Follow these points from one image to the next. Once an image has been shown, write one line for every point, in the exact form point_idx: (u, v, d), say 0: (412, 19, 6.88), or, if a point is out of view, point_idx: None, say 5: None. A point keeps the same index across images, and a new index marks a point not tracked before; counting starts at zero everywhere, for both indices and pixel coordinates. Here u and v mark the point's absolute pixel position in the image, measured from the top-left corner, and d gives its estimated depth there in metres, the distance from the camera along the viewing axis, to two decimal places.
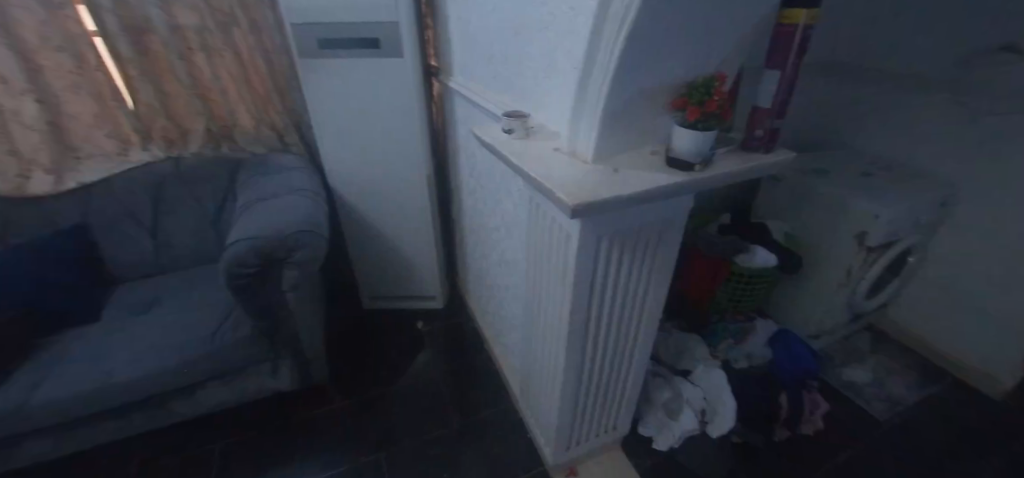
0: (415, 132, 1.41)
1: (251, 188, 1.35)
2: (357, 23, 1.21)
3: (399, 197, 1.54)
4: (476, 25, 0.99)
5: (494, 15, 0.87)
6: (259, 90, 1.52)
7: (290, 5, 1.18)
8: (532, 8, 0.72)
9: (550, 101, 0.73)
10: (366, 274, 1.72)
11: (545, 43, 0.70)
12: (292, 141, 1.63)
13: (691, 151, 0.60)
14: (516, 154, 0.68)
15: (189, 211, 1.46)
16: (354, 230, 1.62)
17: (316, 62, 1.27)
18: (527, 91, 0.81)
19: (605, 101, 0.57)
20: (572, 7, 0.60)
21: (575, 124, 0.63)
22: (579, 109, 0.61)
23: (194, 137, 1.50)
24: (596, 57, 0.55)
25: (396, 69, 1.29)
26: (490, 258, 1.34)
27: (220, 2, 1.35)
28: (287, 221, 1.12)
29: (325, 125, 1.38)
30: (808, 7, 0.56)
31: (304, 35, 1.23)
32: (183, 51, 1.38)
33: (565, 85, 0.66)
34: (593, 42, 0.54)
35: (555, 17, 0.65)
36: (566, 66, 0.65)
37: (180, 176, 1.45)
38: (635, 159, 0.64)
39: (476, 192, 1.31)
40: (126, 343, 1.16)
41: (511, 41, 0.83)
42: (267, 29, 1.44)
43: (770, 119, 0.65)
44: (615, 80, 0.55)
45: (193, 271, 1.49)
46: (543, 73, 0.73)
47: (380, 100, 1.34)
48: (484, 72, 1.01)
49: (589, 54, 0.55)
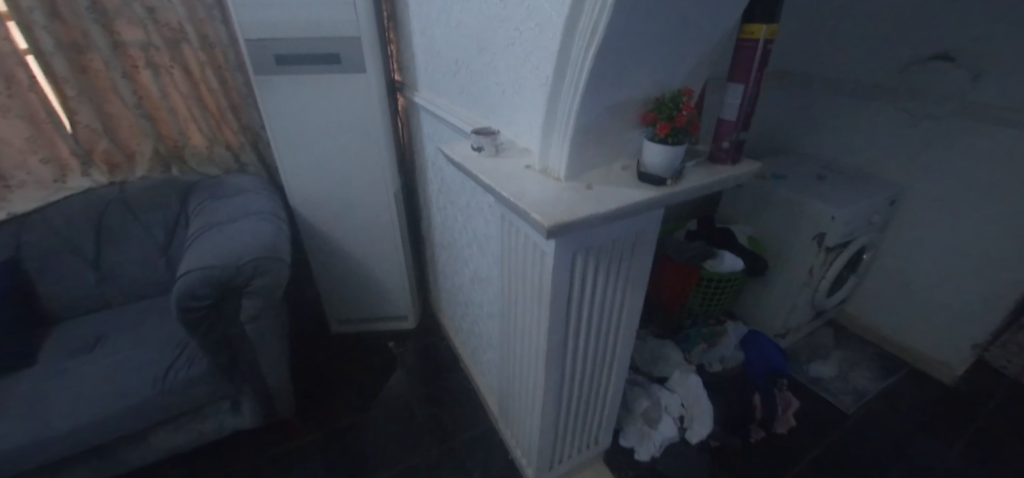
0: (381, 148, 1.37)
1: (204, 213, 1.27)
2: (318, 38, 1.17)
3: (367, 215, 1.49)
4: (439, 39, 0.97)
5: (458, 30, 0.86)
6: (212, 108, 1.44)
7: (243, 21, 1.13)
8: (496, 25, 0.71)
9: (519, 118, 0.72)
10: (333, 297, 1.65)
11: (512, 59, 0.69)
12: (248, 161, 1.55)
13: (662, 165, 0.60)
14: (487, 172, 0.66)
15: (136, 239, 1.35)
16: (319, 251, 1.55)
17: (273, 77, 1.22)
18: (495, 107, 0.80)
19: (576, 118, 0.57)
20: (538, 25, 0.59)
21: (546, 141, 0.62)
22: (549, 125, 0.61)
23: (141, 160, 1.41)
24: (565, 73, 0.54)
25: (359, 85, 1.26)
26: (462, 274, 1.30)
27: (167, 17, 1.29)
28: (245, 247, 1.05)
29: (284, 142, 1.32)
30: (768, 23, 0.58)
31: (262, 51, 1.17)
32: (128, 69, 1.31)
33: (534, 101, 0.66)
34: (562, 59, 0.53)
35: (521, 33, 0.64)
36: (534, 83, 0.64)
37: (127, 202, 1.35)
38: (609, 174, 0.64)
39: (446, 208, 1.28)
40: (65, 388, 1.05)
41: (477, 56, 0.82)
42: (220, 46, 1.36)
43: (736, 130, 0.66)
44: (585, 96, 0.54)
45: (142, 303, 1.38)
46: (511, 89, 0.72)
47: (344, 117, 1.30)
48: (450, 87, 0.99)
49: (558, 70, 0.54)
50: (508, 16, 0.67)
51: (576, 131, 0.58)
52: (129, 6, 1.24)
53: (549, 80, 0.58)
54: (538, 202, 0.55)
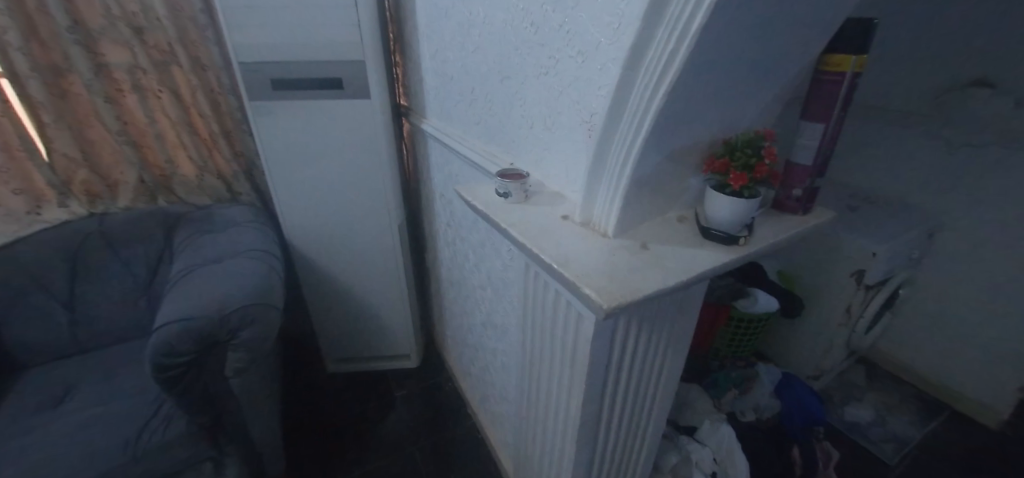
0: (384, 178, 1.27)
1: (189, 250, 1.15)
2: (317, 61, 1.08)
3: (368, 248, 1.39)
4: (453, 64, 0.88)
5: (476, 57, 0.77)
6: (203, 133, 1.34)
7: (236, 43, 1.04)
8: (526, 53, 0.62)
9: (553, 159, 0.62)
10: (330, 334, 1.53)
11: (546, 91, 0.59)
12: (241, 190, 1.43)
13: (732, 222, 0.50)
14: (516, 224, 0.55)
15: (114, 277, 1.23)
16: (316, 286, 1.43)
17: (268, 103, 1.12)
18: (520, 144, 0.70)
19: (633, 166, 0.46)
20: (582, 53, 0.50)
21: (591, 191, 0.52)
22: (595, 173, 0.50)
23: (124, 190, 1.30)
24: (622, 114, 0.44)
25: (361, 111, 1.16)
26: (472, 315, 1.19)
27: (156, 39, 1.20)
28: (231, 293, 0.94)
29: (279, 171, 1.22)
30: (858, 53, 0.49)
31: (256, 76, 1.08)
32: (111, 92, 1.21)
33: (575, 142, 0.56)
34: (619, 97, 0.43)
35: (560, 63, 0.55)
36: (576, 122, 0.54)
37: (105, 236, 1.23)
38: (665, 229, 0.54)
39: (455, 244, 1.17)
40: (19, 453, 0.91)
41: (498, 86, 0.72)
42: (213, 68, 1.27)
43: (810, 177, 0.56)
44: (646, 142, 0.44)
45: (120, 348, 1.25)
46: (542, 125, 0.62)
47: (345, 145, 1.20)
48: (464, 117, 0.90)
49: (612, 110, 0.44)
50: (541, 42, 0.57)
51: (632, 181, 0.48)
52: (115, 26, 1.15)
53: (598, 121, 0.48)
54: (587, 271, 0.44)
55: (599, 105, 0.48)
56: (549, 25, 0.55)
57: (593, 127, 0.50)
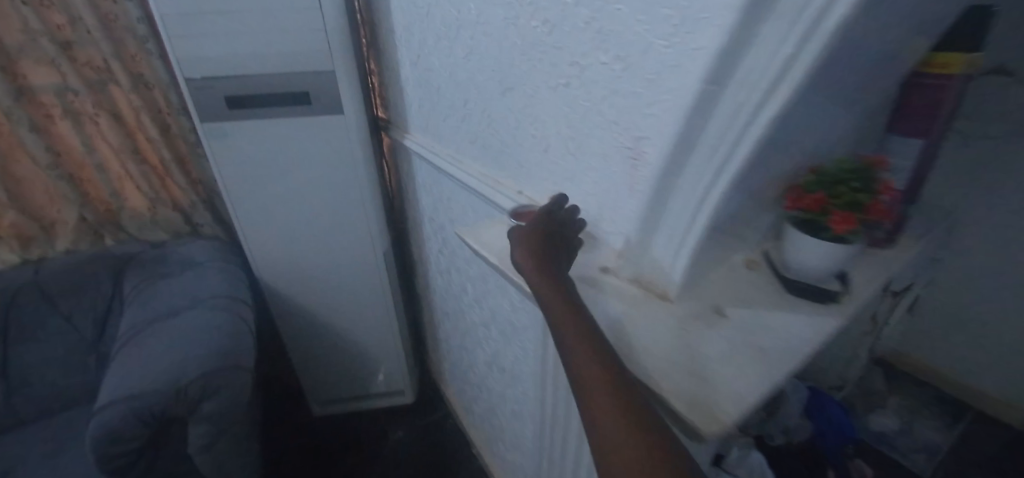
0: (366, 203, 1.13)
1: (141, 300, 0.99)
2: (279, 74, 0.92)
3: (352, 280, 1.25)
4: (439, 73, 0.75)
5: (470, 64, 0.64)
6: (153, 161, 1.17)
7: (181, 56, 0.87)
8: (535, 60, 0.49)
9: (579, 192, 0.50)
10: (314, 376, 1.39)
11: (568, 108, 0.47)
12: (201, 221, 1.25)
13: (820, 269, 0.40)
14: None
15: (55, 334, 1.04)
16: (295, 325, 1.29)
17: (225, 125, 0.96)
18: (532, 171, 0.58)
19: (708, 216, 0.34)
20: (624, 60, 0.38)
21: (644, 242, 0.40)
22: (650, 222, 0.38)
23: (62, 230, 1.14)
24: (696, 149, 0.33)
25: (334, 130, 1.01)
26: (473, 354, 1.06)
27: (87, 54, 1.02)
28: (189, 357, 0.79)
29: (244, 203, 1.07)
30: (970, 51, 0.39)
31: (206, 94, 0.92)
32: (38, 119, 1.04)
33: (613, 174, 0.43)
34: (693, 125, 0.31)
35: (590, 73, 0.42)
36: (616, 150, 0.42)
37: (42, 286, 1.04)
38: (735, 283, 0.43)
39: (449, 276, 1.04)
40: None
41: (501, 100, 0.59)
42: (159, 85, 1.08)
43: (901, 202, 0.46)
44: (730, 185, 0.32)
45: (65, 416, 1.05)
46: (562, 150, 0.50)
47: (319, 167, 1.06)
48: (456, 135, 0.76)
49: (680, 142, 0.32)
50: (561, 47, 0.45)
51: (705, 233, 0.36)
52: (37, 42, 0.97)
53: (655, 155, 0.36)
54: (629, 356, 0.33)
55: (655, 131, 0.36)
56: (572, 24, 0.42)
57: (646, 160, 0.38)
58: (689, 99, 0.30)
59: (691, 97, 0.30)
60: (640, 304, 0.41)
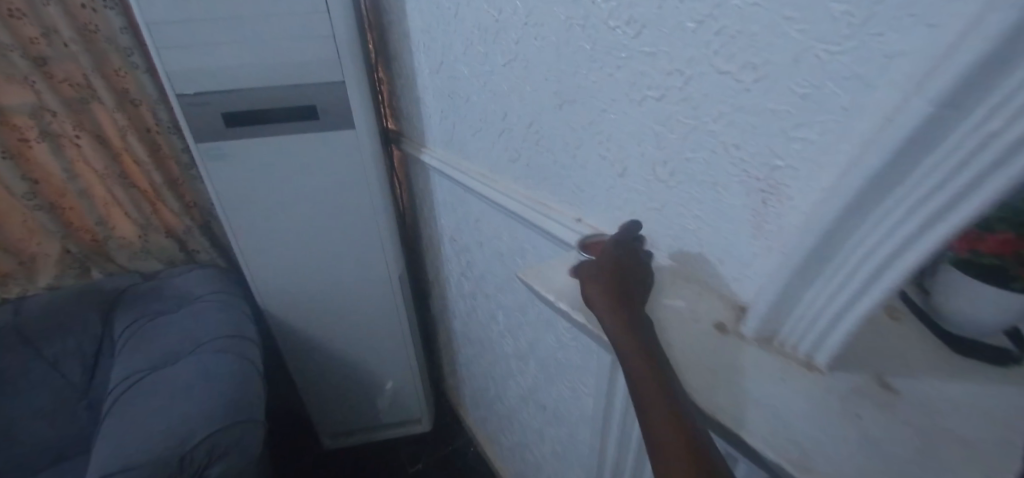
0: (380, 227, 1.02)
1: (134, 343, 0.90)
2: (282, 87, 0.82)
3: (366, 309, 1.14)
4: (467, 81, 0.65)
5: (512, 73, 0.55)
6: (143, 184, 1.07)
7: (170, 69, 0.77)
8: (614, 69, 0.41)
9: (672, 225, 0.42)
10: (324, 408, 1.29)
11: (662, 126, 0.38)
12: (198, 247, 1.16)
13: (1001, 323, 0.32)
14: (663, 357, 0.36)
15: (38, 382, 0.93)
16: (304, 357, 1.19)
17: (221, 145, 0.86)
18: (599, 197, 0.49)
19: (903, 273, 0.26)
20: (759, 74, 0.31)
21: (788, 299, 0.33)
22: (805, 272, 0.31)
23: (44, 265, 1.04)
24: (898, 190, 0.24)
25: (342, 149, 0.91)
26: (504, 388, 0.97)
27: (66, 69, 0.92)
28: (191, 418, 0.73)
29: (246, 231, 0.97)
30: None
31: (200, 112, 0.81)
32: (12, 144, 0.94)
33: (736, 207, 0.35)
34: (900, 162, 0.23)
35: (706, 85, 0.34)
36: (746, 177, 0.34)
37: (22, 330, 0.94)
38: (884, 342, 0.35)
39: (474, 303, 0.95)
40: None
41: (555, 115, 0.50)
42: (147, 101, 0.99)
43: None
44: (952, 236, 0.23)
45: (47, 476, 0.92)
46: (650, 177, 0.41)
47: (324, 189, 0.94)
48: (488, 152, 0.67)
49: (878, 182, 0.25)
50: (658, 53, 0.36)
51: (894, 293, 0.27)
52: (8, 58, 0.87)
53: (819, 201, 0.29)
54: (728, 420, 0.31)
55: (825, 160, 0.29)
56: (680, 26, 0.34)
57: (805, 193, 0.31)
58: (903, 132, 0.22)
59: (905, 130, 0.22)
60: (785, 374, 0.33)
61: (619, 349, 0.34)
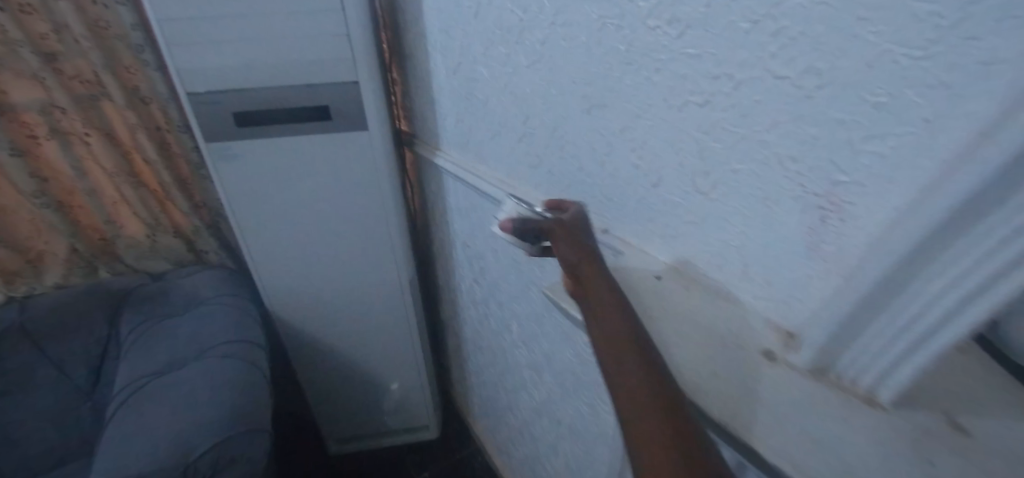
0: (391, 231, 1.00)
1: (142, 348, 0.89)
2: (294, 88, 0.80)
3: (375, 314, 1.12)
4: (486, 84, 0.63)
5: (536, 75, 0.52)
6: (152, 183, 1.06)
7: (180, 67, 0.75)
8: (652, 73, 0.38)
9: (712, 241, 0.39)
10: (331, 414, 1.27)
11: (705, 135, 0.35)
12: (207, 248, 1.14)
13: None
14: (704, 388, 0.33)
15: (42, 384, 0.91)
16: (312, 361, 1.17)
17: (232, 145, 0.84)
18: (630, 207, 0.46)
19: (991, 312, 0.23)
20: (822, 80, 0.28)
21: (849, 330, 0.30)
22: (876, 301, 0.28)
23: (51, 263, 1.03)
24: (984, 223, 0.21)
25: (353, 152, 0.89)
26: (516, 399, 0.94)
27: (75, 66, 0.90)
28: (195, 426, 0.74)
29: (254, 233, 0.95)
30: None
31: (210, 111, 0.80)
32: (20, 140, 0.93)
33: (789, 225, 0.32)
34: (986, 196, 0.20)
35: (760, 91, 0.31)
36: (804, 192, 0.31)
37: (27, 330, 0.92)
38: (955, 377, 0.31)
39: (486, 310, 0.92)
40: None
41: (583, 120, 0.48)
42: (157, 100, 0.97)
43: None
44: None
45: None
46: (689, 188, 0.39)
47: (335, 192, 0.92)
48: (507, 157, 0.64)
49: (961, 213, 0.21)
50: (704, 55, 0.33)
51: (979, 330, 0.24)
52: (18, 54, 0.85)
53: (893, 222, 0.26)
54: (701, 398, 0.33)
55: (901, 177, 0.26)
56: (732, 26, 0.31)
57: (876, 212, 0.27)
58: (986, 169, 0.19)
59: (990, 165, 0.19)
60: (845, 413, 0.30)
61: (605, 327, 0.35)
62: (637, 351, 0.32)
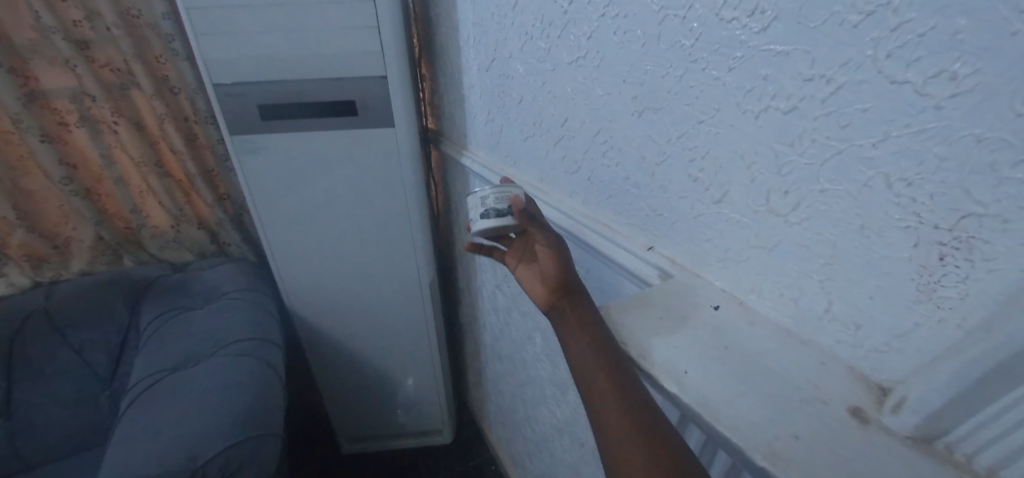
0: (414, 232, 0.97)
1: (158, 341, 0.89)
2: (319, 81, 0.77)
3: (393, 315, 1.09)
4: (521, 81, 0.58)
5: (580, 73, 0.47)
6: (178, 174, 1.06)
7: (206, 57, 0.73)
8: (723, 73, 0.33)
9: (786, 271, 0.34)
10: (344, 413, 1.26)
11: (788, 148, 0.30)
12: (229, 240, 1.14)
13: None
14: (783, 454, 0.27)
15: (63, 371, 0.92)
16: (327, 360, 1.15)
17: (256, 138, 0.82)
18: (682, 223, 0.41)
19: None
20: (957, 87, 0.22)
21: (974, 397, 0.24)
22: (1015, 368, 0.22)
23: (77, 251, 1.04)
24: None
25: (378, 149, 0.85)
26: (535, 414, 0.90)
27: (107, 54, 0.90)
28: (204, 427, 0.72)
29: (276, 229, 0.93)
30: None
31: (234, 103, 0.77)
32: (51, 127, 0.93)
33: (894, 260, 0.27)
34: None
35: (867, 99, 0.25)
36: (919, 223, 0.25)
37: (50, 317, 0.93)
38: None
39: (508, 319, 0.88)
40: None
41: (632, 124, 0.43)
42: (186, 90, 0.96)
43: None
44: None
45: (67, 465, 0.92)
46: (762, 207, 0.33)
47: (358, 189, 0.90)
48: (541, 160, 0.59)
49: None
50: (794, 53, 0.28)
51: None
52: (51, 41, 0.86)
53: None
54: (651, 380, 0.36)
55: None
56: (835, 19, 0.26)
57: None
58: None
59: None
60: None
61: (574, 329, 0.40)
62: (594, 342, 0.38)
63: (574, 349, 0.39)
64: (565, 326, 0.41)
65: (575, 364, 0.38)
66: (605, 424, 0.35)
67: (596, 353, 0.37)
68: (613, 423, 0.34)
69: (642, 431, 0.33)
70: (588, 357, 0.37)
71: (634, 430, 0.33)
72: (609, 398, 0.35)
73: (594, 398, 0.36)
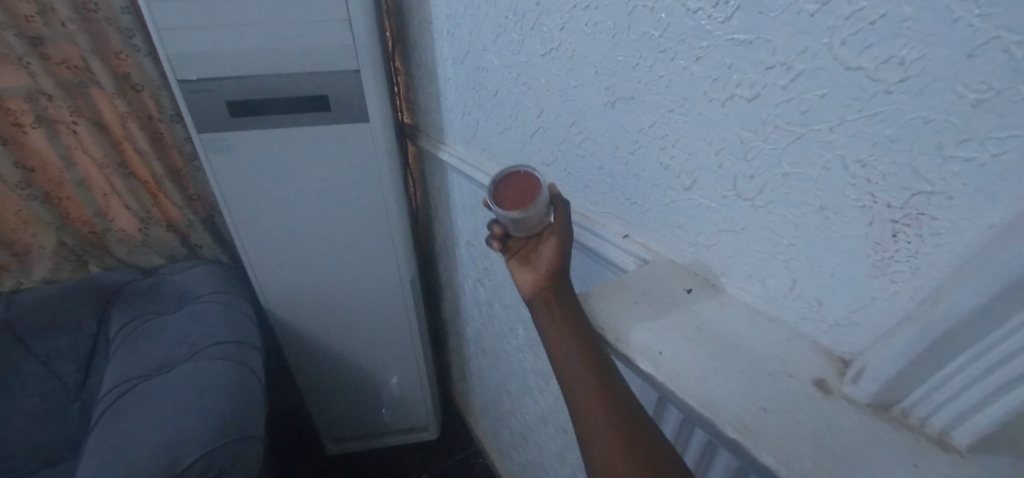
0: (393, 228, 0.96)
1: (129, 348, 0.86)
2: (290, 75, 0.75)
3: (376, 313, 1.08)
4: (497, 72, 0.58)
5: (554, 65, 0.48)
6: (144, 175, 1.02)
7: (170, 52, 0.70)
8: (691, 63, 0.33)
9: (754, 253, 0.35)
10: (328, 414, 1.25)
11: (752, 134, 0.31)
12: (201, 242, 1.11)
13: None
14: (754, 426, 0.29)
15: (29, 383, 0.88)
16: (309, 361, 1.14)
17: (226, 136, 0.79)
18: (655, 211, 0.42)
19: None
20: (907, 71, 0.23)
21: (924, 364, 0.25)
22: (960, 334, 0.23)
23: (38, 259, 1.01)
24: None
25: (354, 145, 0.84)
26: (520, 405, 0.91)
27: (63, 50, 0.86)
28: (184, 432, 0.70)
29: (250, 228, 0.91)
30: None
31: (201, 100, 0.75)
32: (5, 129, 0.88)
33: (851, 238, 0.28)
34: None
35: (824, 85, 0.26)
36: (874, 202, 0.26)
37: (14, 327, 0.89)
38: None
39: (490, 312, 0.88)
40: None
41: (605, 114, 0.43)
42: (149, 87, 0.93)
43: None
44: None
45: None
46: (729, 192, 0.35)
47: (335, 186, 0.88)
48: (518, 152, 0.60)
49: None
50: (756, 42, 0.29)
51: None
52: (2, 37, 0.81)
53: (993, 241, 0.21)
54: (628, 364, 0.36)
55: (1009, 190, 0.21)
56: (793, 8, 0.27)
57: (964, 227, 0.23)
58: None
59: None
60: (914, 458, 0.26)
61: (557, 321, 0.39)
62: (577, 333, 0.38)
63: (553, 338, 0.39)
64: (547, 316, 0.41)
65: (560, 359, 0.38)
66: (585, 411, 0.35)
67: (579, 343, 0.37)
68: (594, 411, 0.35)
69: (622, 416, 0.34)
70: (572, 346, 0.38)
71: (615, 417, 0.34)
72: (588, 388, 0.36)
73: (575, 387, 0.37)
